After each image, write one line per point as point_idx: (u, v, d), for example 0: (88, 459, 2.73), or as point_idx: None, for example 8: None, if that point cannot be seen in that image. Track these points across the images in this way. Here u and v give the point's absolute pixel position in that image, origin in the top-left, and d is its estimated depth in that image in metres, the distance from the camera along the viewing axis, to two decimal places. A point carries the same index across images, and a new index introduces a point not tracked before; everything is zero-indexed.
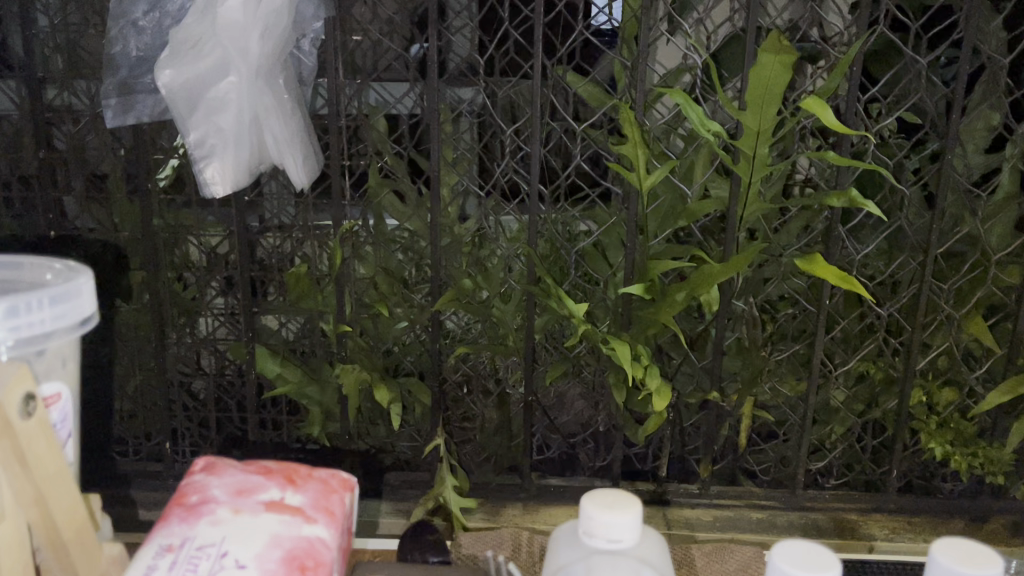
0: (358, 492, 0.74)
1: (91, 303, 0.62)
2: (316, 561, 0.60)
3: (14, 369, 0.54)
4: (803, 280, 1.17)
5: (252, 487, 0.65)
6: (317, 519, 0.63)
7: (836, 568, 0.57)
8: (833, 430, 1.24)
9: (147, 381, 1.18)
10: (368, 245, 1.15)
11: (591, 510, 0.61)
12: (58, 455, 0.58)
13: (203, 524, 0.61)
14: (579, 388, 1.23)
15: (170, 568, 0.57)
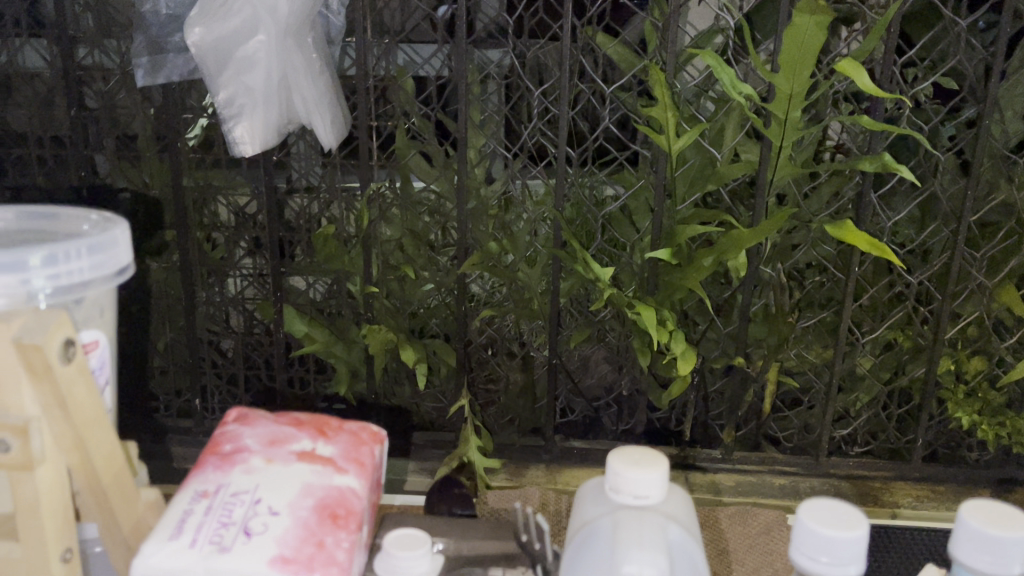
0: (386, 447, 0.75)
1: (127, 253, 0.63)
2: (346, 510, 0.61)
3: (54, 316, 0.55)
4: (832, 247, 1.16)
5: (284, 438, 0.66)
6: (347, 469, 0.64)
7: (863, 529, 0.56)
8: (858, 398, 1.23)
9: (177, 339, 1.20)
10: (395, 206, 1.15)
11: (618, 466, 0.61)
12: (97, 401, 0.59)
13: (237, 472, 0.62)
14: (603, 352, 1.24)
15: (205, 512, 0.58)
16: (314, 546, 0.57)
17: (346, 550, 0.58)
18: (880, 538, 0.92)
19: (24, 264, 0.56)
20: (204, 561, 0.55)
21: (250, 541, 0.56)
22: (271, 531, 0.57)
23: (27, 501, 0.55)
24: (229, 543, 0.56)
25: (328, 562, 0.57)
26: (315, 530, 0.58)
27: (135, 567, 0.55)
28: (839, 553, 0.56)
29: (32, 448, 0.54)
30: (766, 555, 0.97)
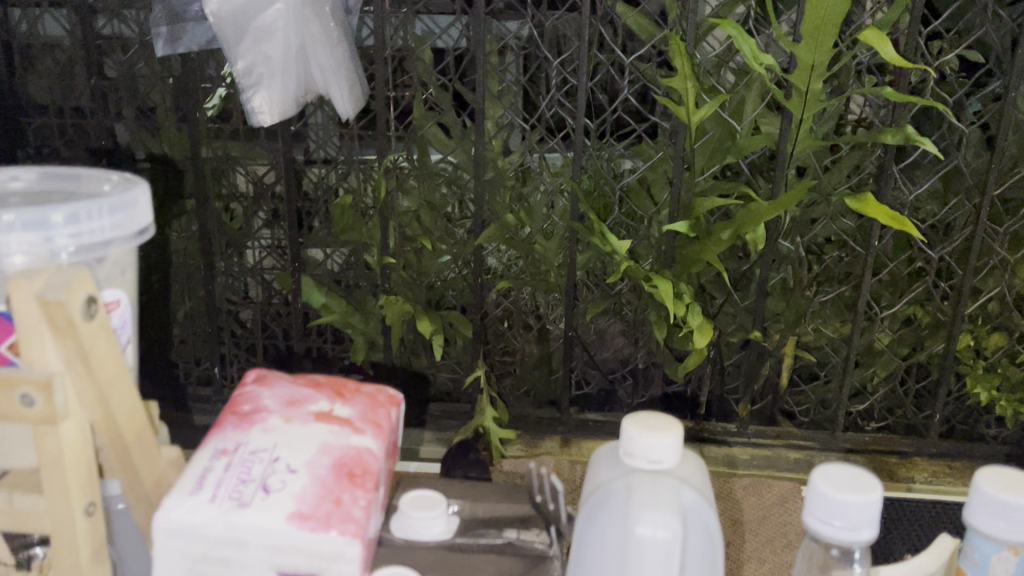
0: (404, 412, 0.73)
1: (147, 214, 0.63)
2: (363, 470, 0.58)
3: (76, 272, 0.55)
4: (851, 222, 1.15)
5: (302, 399, 0.64)
6: (365, 430, 0.62)
7: (878, 492, 0.54)
8: (876, 373, 1.22)
9: (196, 308, 1.21)
10: (412, 178, 1.15)
11: (632, 431, 0.61)
12: (119, 358, 0.58)
13: (255, 432, 0.60)
14: (620, 326, 1.24)
15: (223, 470, 0.57)
16: (332, 503, 0.55)
17: (363, 507, 0.56)
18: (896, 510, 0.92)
19: (46, 223, 0.56)
20: (223, 516, 0.53)
21: (269, 498, 0.54)
22: (289, 488, 0.55)
23: (52, 456, 0.54)
24: (247, 499, 0.54)
25: (345, 519, 0.54)
26: (333, 488, 0.56)
27: (156, 522, 0.53)
28: (853, 518, 0.54)
29: (55, 402, 0.53)
30: (780, 525, 0.98)
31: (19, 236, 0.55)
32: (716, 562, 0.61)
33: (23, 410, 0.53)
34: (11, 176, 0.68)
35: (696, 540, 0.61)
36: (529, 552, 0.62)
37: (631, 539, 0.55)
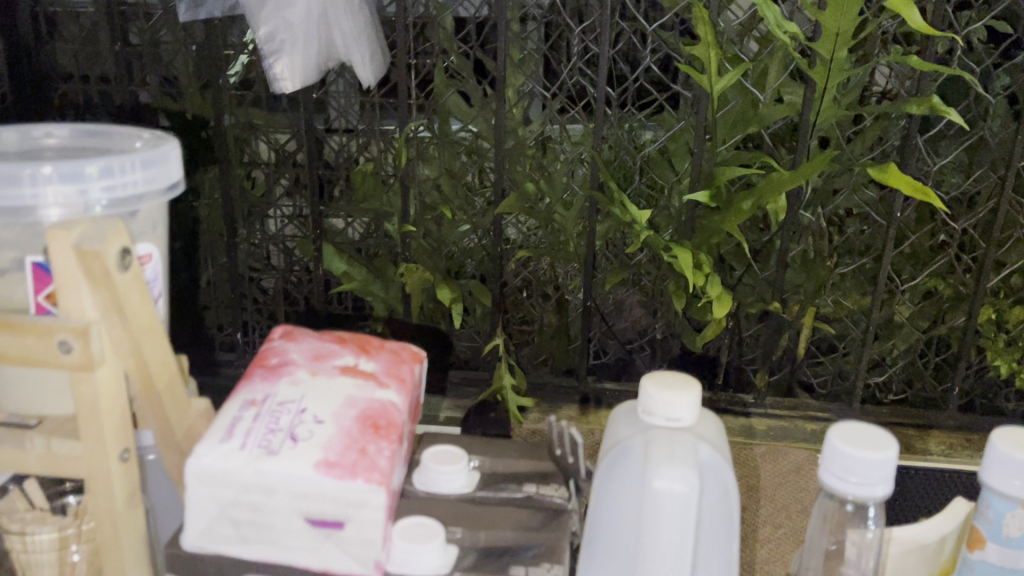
0: (426, 369, 0.70)
1: (178, 169, 0.62)
2: (389, 422, 0.56)
3: (111, 223, 0.54)
4: (875, 192, 1.14)
5: (329, 353, 0.61)
6: (389, 384, 0.59)
7: (894, 450, 0.50)
8: (895, 346, 1.22)
9: (219, 275, 1.22)
10: (432, 146, 1.15)
11: (650, 389, 0.56)
12: (152, 309, 0.57)
13: (283, 384, 0.58)
14: (638, 296, 1.24)
15: (253, 420, 0.54)
16: (358, 453, 0.52)
17: (388, 457, 0.53)
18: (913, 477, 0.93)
19: (80, 174, 0.55)
20: (252, 464, 0.51)
21: (296, 447, 0.52)
22: (316, 437, 0.53)
23: (88, 402, 0.53)
24: (276, 448, 0.52)
25: (371, 468, 0.51)
26: (359, 438, 0.54)
27: (188, 469, 0.51)
28: (872, 473, 0.50)
29: (92, 350, 0.52)
30: (796, 491, 0.99)
31: (54, 187, 0.54)
32: (734, 529, 0.56)
33: (60, 356, 0.52)
34: (46, 133, 0.69)
35: (712, 503, 0.56)
36: (549, 506, 0.61)
37: (649, 492, 0.51)
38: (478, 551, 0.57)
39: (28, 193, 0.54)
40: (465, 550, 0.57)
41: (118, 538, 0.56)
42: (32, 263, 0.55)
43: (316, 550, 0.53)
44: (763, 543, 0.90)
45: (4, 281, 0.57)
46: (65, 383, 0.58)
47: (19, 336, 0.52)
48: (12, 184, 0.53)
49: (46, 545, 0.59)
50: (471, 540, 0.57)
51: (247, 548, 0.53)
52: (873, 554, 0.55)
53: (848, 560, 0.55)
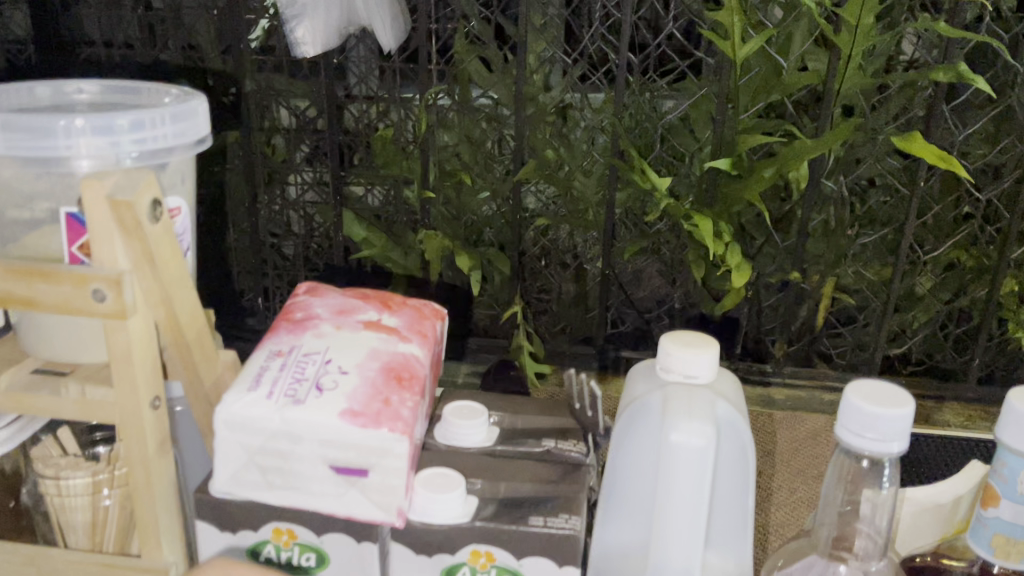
0: (446, 327, 0.71)
1: (206, 124, 0.60)
2: (411, 374, 0.56)
3: (143, 174, 0.53)
4: (898, 161, 1.13)
5: (352, 308, 0.62)
6: (411, 339, 0.60)
7: (909, 407, 0.47)
8: (915, 318, 1.22)
9: (241, 241, 1.22)
10: (452, 112, 1.15)
11: (668, 346, 0.57)
12: (182, 261, 0.56)
13: (308, 336, 0.59)
14: (658, 266, 1.24)
15: (279, 370, 0.55)
16: (381, 403, 0.53)
17: (411, 407, 0.54)
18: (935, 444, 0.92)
19: (111, 127, 0.53)
20: (279, 412, 0.52)
21: (322, 397, 0.53)
22: (341, 388, 0.54)
23: (120, 351, 0.53)
24: (302, 397, 0.53)
25: (394, 417, 0.52)
26: (382, 389, 0.54)
27: (217, 415, 0.53)
28: (887, 429, 0.47)
29: (125, 298, 0.52)
30: (812, 457, 1.00)
31: (87, 139, 0.52)
32: (750, 485, 0.56)
33: (94, 305, 0.52)
34: (76, 88, 0.68)
35: (728, 460, 0.56)
36: (569, 461, 0.62)
37: (666, 445, 0.52)
38: (499, 501, 0.56)
39: (61, 145, 0.52)
40: (486, 501, 0.56)
41: (151, 485, 0.57)
42: (65, 213, 0.54)
43: (340, 498, 0.53)
44: (778, 506, 0.91)
45: (36, 233, 0.56)
46: (97, 331, 0.58)
47: (54, 285, 0.52)
48: (44, 136, 0.51)
49: (80, 490, 0.61)
50: (491, 491, 0.57)
51: (273, 494, 0.54)
52: (888, 514, 0.51)
53: (862, 517, 0.52)
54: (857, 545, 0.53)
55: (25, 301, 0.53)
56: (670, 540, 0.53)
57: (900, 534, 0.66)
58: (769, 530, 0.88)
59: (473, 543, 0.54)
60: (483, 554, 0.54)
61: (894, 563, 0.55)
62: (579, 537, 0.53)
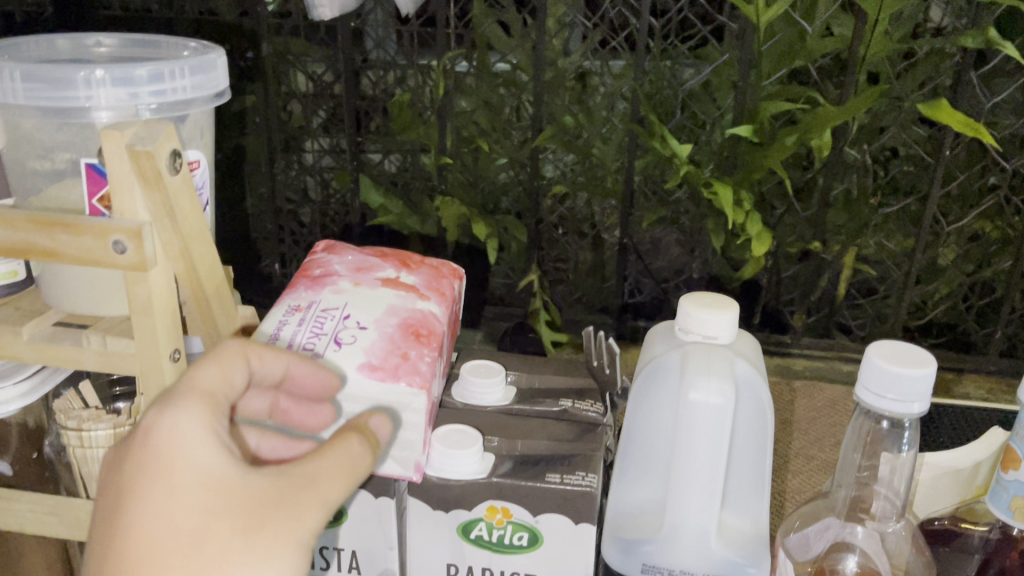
0: (463, 288, 0.71)
1: (224, 77, 0.59)
2: (430, 330, 0.57)
3: (163, 126, 0.53)
4: (924, 130, 1.10)
5: (370, 266, 0.62)
6: (429, 296, 0.60)
7: (931, 366, 0.47)
8: (938, 289, 1.20)
9: (259, 207, 1.22)
10: (470, 77, 1.12)
11: (687, 307, 0.57)
12: (201, 214, 0.56)
13: (326, 292, 0.59)
14: (676, 235, 1.22)
15: (298, 325, 0.56)
16: (399, 358, 0.54)
17: (429, 362, 0.54)
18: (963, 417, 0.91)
19: (131, 78, 0.52)
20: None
21: (340, 350, 0.53)
22: (359, 342, 0.54)
23: (140, 303, 0.54)
24: (321, 351, 0.53)
25: (412, 372, 0.53)
26: (400, 344, 0.55)
27: None
28: (909, 389, 0.47)
29: (145, 250, 0.52)
30: (829, 426, 1.01)
31: (107, 90, 0.52)
32: (769, 446, 0.56)
33: (115, 256, 0.52)
34: (95, 41, 0.67)
35: (746, 420, 0.56)
36: (585, 420, 0.62)
37: (684, 404, 0.52)
38: (515, 458, 0.56)
39: (82, 96, 0.52)
40: (502, 458, 0.56)
41: None
42: (86, 164, 0.54)
43: None
44: (794, 474, 0.91)
45: (58, 185, 0.56)
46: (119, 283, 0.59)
47: (76, 236, 0.52)
48: (65, 86, 0.51)
49: (102, 442, 0.61)
50: (507, 449, 0.57)
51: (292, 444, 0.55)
52: (907, 479, 0.51)
53: (882, 480, 0.52)
54: (874, 506, 0.53)
55: (46, 252, 0.53)
56: (687, 497, 0.53)
57: (918, 499, 0.66)
58: (785, 498, 0.87)
59: (489, 499, 0.54)
60: (499, 510, 0.54)
61: (912, 524, 0.55)
62: (595, 494, 0.53)
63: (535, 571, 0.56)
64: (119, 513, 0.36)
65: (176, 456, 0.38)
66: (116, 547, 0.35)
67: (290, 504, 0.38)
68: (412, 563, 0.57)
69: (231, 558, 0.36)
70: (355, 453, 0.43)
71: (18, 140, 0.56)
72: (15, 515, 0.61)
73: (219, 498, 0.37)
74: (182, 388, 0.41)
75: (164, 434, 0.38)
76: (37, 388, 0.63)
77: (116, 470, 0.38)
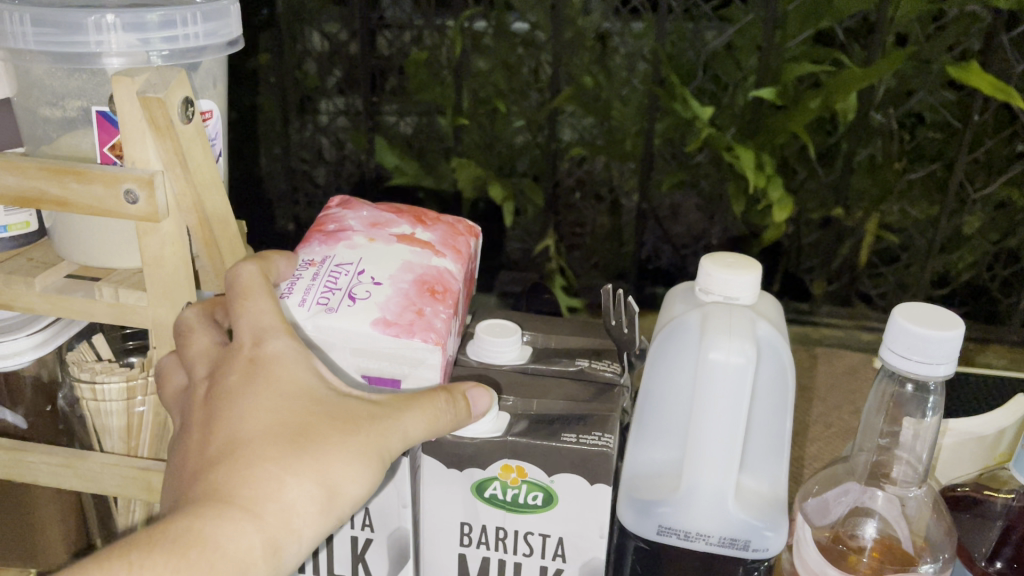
0: (480, 248, 0.70)
1: (238, 25, 0.58)
2: (445, 287, 0.56)
3: (175, 72, 0.52)
4: (953, 94, 1.05)
5: (385, 221, 0.61)
6: (445, 253, 0.59)
7: (958, 328, 0.46)
8: (961, 258, 1.16)
9: (272, 168, 1.19)
10: (488, 36, 1.08)
11: (709, 267, 0.56)
12: (214, 165, 0.56)
13: (341, 247, 0.58)
14: (696, 200, 1.16)
15: (312, 279, 0.55)
16: (414, 313, 0.53)
17: (445, 319, 0.54)
18: (989, 387, 0.90)
19: (142, 23, 0.52)
20: (312, 319, 0.53)
21: (354, 305, 0.53)
22: (373, 297, 0.54)
23: (152, 255, 0.54)
24: (334, 305, 0.53)
25: (427, 328, 0.53)
26: (415, 300, 0.54)
27: None
28: (934, 351, 0.46)
29: (157, 200, 0.52)
30: (848, 393, 1.02)
31: (118, 35, 0.51)
32: (789, 409, 0.55)
33: (126, 206, 0.52)
34: None
35: (767, 382, 0.55)
36: (601, 380, 0.62)
37: (704, 364, 0.51)
38: (530, 417, 0.56)
39: (92, 41, 0.51)
40: (517, 417, 0.56)
41: None
42: (97, 112, 0.54)
43: None
44: (813, 440, 0.90)
45: (70, 134, 0.56)
46: (132, 235, 0.59)
47: (87, 185, 0.52)
48: (75, 31, 0.50)
49: (115, 395, 0.62)
50: (523, 408, 0.57)
51: None
52: (929, 445, 0.50)
53: (902, 444, 0.51)
54: (895, 471, 0.53)
55: (58, 202, 0.53)
56: (703, 459, 0.52)
57: (940, 464, 0.66)
58: (804, 463, 0.87)
59: (504, 458, 0.54)
60: (514, 470, 0.54)
61: (934, 491, 0.54)
62: (611, 454, 0.53)
63: (550, 531, 0.55)
64: (229, 408, 0.45)
65: (279, 372, 0.47)
66: (229, 429, 0.44)
67: (374, 420, 0.47)
68: (426, 521, 0.56)
69: (330, 449, 0.45)
70: (435, 409, 0.49)
71: (30, 87, 0.55)
72: (30, 467, 0.61)
73: (316, 407, 0.46)
74: (270, 320, 0.49)
75: (270, 358, 0.47)
76: (50, 340, 0.64)
77: (224, 380, 0.47)
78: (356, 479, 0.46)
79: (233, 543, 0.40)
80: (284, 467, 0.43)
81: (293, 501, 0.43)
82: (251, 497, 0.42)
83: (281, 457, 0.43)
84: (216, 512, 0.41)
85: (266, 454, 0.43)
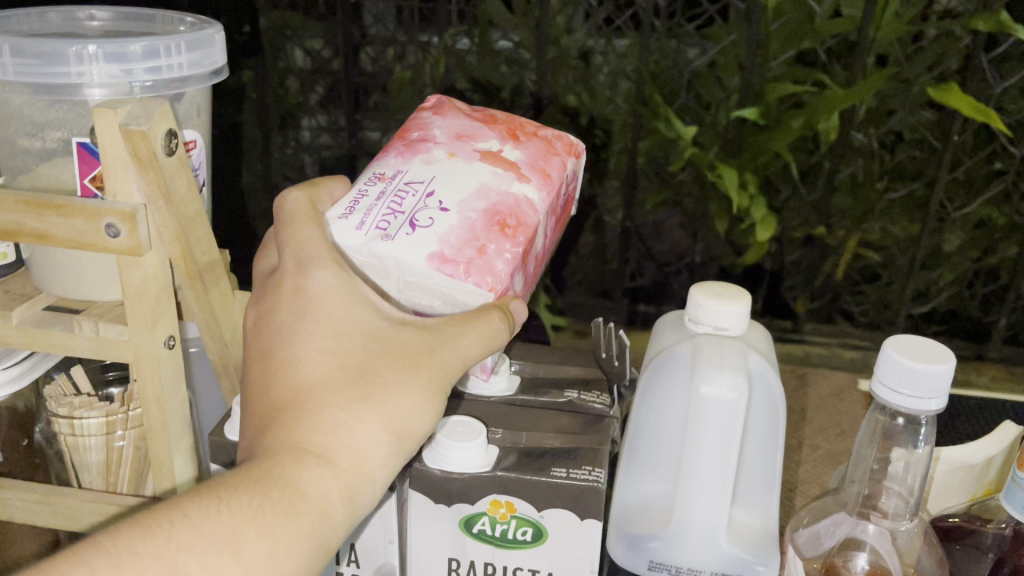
0: (584, 166, 0.64)
1: (222, 54, 0.58)
2: (519, 221, 0.51)
3: (159, 102, 0.51)
4: (932, 113, 1.06)
5: (473, 133, 0.57)
6: (530, 178, 0.54)
7: (948, 362, 0.46)
8: (941, 276, 1.16)
9: (252, 185, 1.17)
10: (471, 55, 1.07)
11: (699, 297, 0.56)
12: (196, 196, 0.55)
13: (417, 161, 0.54)
14: (679, 218, 1.16)
15: (377, 198, 0.52)
16: (475, 251, 0.49)
17: (508, 260, 0.50)
18: (978, 408, 0.90)
19: (124, 54, 0.51)
20: (368, 244, 0.50)
21: (413, 234, 0.50)
22: (436, 226, 0.50)
23: (134, 287, 0.53)
24: (393, 232, 0.50)
25: (484, 270, 0.49)
26: (481, 234, 0.50)
27: None
28: (924, 384, 0.46)
29: (140, 234, 0.51)
30: (835, 413, 1.02)
31: (100, 66, 0.50)
32: (779, 442, 0.54)
33: (108, 240, 0.51)
34: (88, 15, 0.64)
35: (759, 413, 0.55)
36: (591, 411, 0.61)
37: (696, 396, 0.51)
38: (519, 451, 0.55)
39: (73, 73, 0.50)
40: (506, 451, 0.55)
41: (167, 426, 0.57)
42: (76, 143, 0.53)
43: None
44: (800, 466, 0.90)
45: (49, 164, 0.55)
46: (112, 267, 0.58)
47: (66, 219, 0.51)
48: (55, 62, 0.49)
49: (95, 429, 0.61)
50: (512, 441, 0.56)
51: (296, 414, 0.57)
52: (922, 473, 0.50)
53: (893, 475, 0.51)
54: (885, 503, 0.52)
55: (36, 235, 0.52)
56: (697, 486, 0.52)
57: (933, 494, 0.66)
58: (794, 486, 0.87)
59: (493, 493, 0.53)
60: (504, 504, 0.53)
61: (925, 522, 0.54)
62: (602, 488, 0.52)
63: (539, 567, 0.55)
64: (285, 349, 0.45)
65: (331, 310, 0.46)
66: (291, 370, 0.45)
67: (434, 352, 0.46)
68: (412, 557, 0.56)
69: (395, 387, 0.45)
70: (491, 328, 0.47)
71: (8, 116, 0.54)
72: (6, 504, 0.60)
73: (374, 344, 0.46)
74: (313, 248, 0.48)
75: (317, 293, 0.46)
76: (27, 372, 0.62)
77: (274, 316, 0.47)
78: (423, 415, 0.45)
79: (314, 489, 0.41)
80: (351, 411, 0.43)
81: (365, 445, 0.43)
82: (323, 444, 0.43)
83: (345, 402, 0.43)
84: (290, 461, 0.41)
85: (331, 400, 0.43)
